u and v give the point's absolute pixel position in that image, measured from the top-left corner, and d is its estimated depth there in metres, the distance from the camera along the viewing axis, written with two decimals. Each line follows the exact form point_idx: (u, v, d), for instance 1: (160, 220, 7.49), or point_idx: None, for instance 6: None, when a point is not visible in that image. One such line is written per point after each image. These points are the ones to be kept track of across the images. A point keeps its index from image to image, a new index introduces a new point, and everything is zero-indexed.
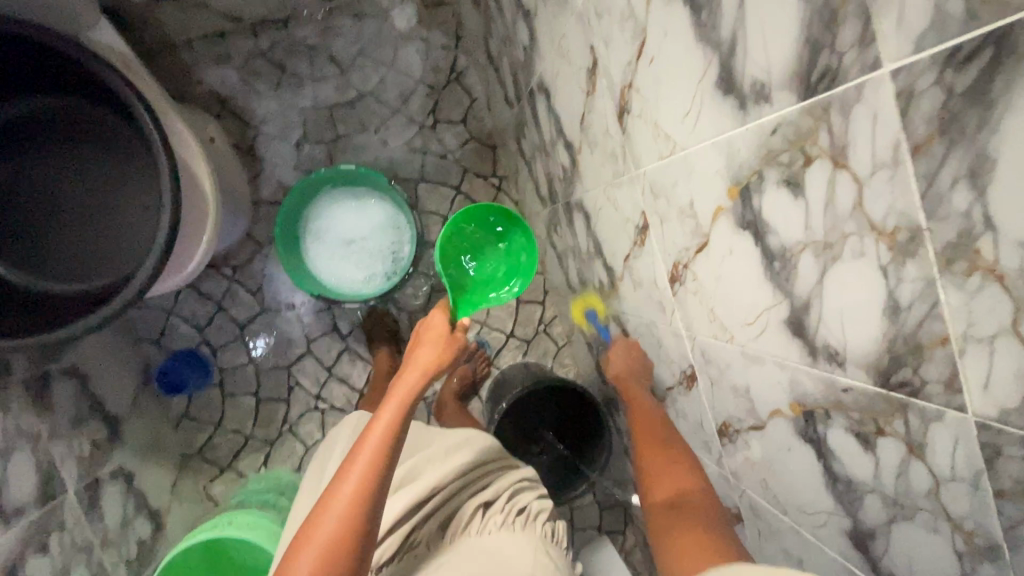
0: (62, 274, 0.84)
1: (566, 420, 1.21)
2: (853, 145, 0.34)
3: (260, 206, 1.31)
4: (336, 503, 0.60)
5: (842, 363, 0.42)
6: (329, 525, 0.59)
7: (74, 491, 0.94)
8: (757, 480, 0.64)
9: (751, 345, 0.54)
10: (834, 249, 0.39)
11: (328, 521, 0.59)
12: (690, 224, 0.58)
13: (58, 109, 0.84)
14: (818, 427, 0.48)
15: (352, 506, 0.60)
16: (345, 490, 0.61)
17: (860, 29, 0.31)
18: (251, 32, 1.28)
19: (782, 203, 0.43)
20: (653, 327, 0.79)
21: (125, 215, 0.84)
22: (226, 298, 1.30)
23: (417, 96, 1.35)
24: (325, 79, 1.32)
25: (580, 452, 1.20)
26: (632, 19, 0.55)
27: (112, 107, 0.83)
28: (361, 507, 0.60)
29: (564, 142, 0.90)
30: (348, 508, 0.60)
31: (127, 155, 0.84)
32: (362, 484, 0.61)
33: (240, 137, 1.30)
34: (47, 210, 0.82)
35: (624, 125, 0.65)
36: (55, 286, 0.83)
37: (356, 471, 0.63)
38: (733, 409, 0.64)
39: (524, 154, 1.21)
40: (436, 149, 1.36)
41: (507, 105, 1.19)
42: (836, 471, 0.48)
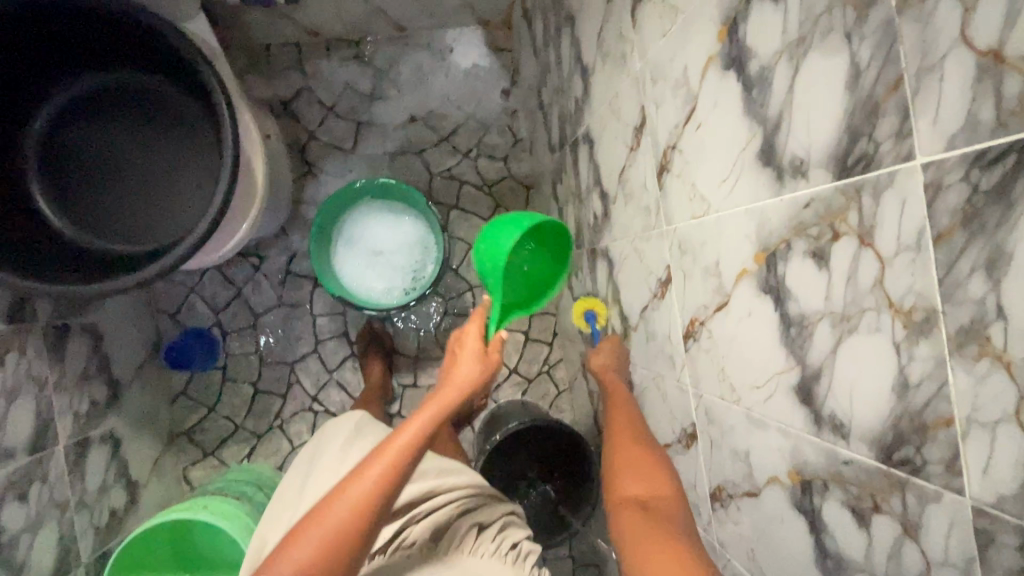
0: (112, 232, 0.89)
1: (556, 465, 1.20)
2: (880, 227, 0.37)
3: (298, 205, 1.36)
4: (331, 514, 0.59)
5: (846, 436, 0.43)
6: (337, 516, 0.58)
7: (63, 445, 0.95)
8: (745, 549, 0.63)
9: (757, 408, 0.56)
10: (851, 322, 0.41)
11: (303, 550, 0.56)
12: (713, 283, 0.60)
13: (134, 82, 0.90)
14: (815, 498, 0.49)
15: (336, 534, 0.57)
16: (329, 517, 0.58)
17: (898, 122, 0.34)
18: (325, 47, 1.38)
19: (805, 273, 0.45)
20: (661, 381, 0.80)
21: (179, 189, 0.89)
22: (247, 286, 1.34)
23: (465, 129, 1.43)
24: (384, 100, 1.40)
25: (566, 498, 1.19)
26: (685, 87, 0.59)
27: (184, 88, 0.89)
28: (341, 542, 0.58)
29: (600, 190, 0.94)
30: (324, 541, 0.57)
31: (191, 135, 0.89)
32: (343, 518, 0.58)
33: (293, 138, 1.37)
34: (112, 174, 0.89)
35: (662, 182, 0.69)
36: (104, 243, 0.89)
37: (344, 502, 0.59)
38: (729, 473, 0.64)
39: (557, 198, 1.26)
40: (474, 179, 1.42)
41: (549, 150, 1.25)
42: (828, 546, 0.48)
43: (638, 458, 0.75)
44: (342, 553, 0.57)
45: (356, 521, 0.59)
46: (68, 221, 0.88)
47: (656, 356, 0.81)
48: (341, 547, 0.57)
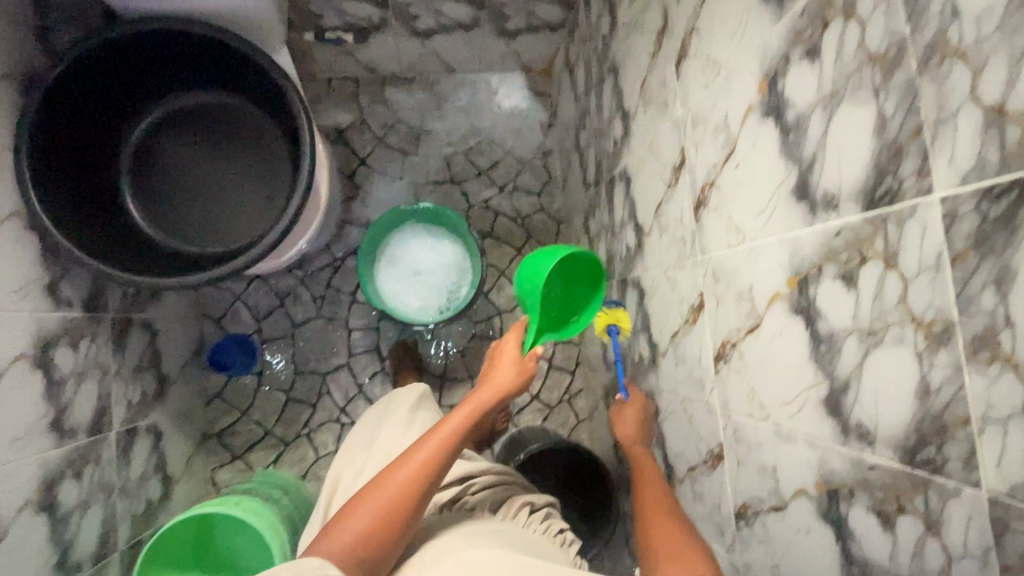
0: (188, 235, 1.00)
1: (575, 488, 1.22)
2: (903, 251, 0.43)
3: (344, 224, 1.45)
4: (396, 478, 0.70)
5: (872, 442, 0.48)
6: (401, 480, 0.69)
7: (115, 432, 1.00)
8: (770, 565, 0.66)
9: (785, 423, 0.60)
10: (877, 336, 0.46)
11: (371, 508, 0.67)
12: (745, 307, 0.66)
13: (224, 105, 1.02)
14: (841, 506, 0.52)
15: (396, 497, 0.68)
16: (393, 480, 0.70)
17: (919, 163, 0.41)
18: (381, 83, 1.50)
19: (834, 294, 0.51)
20: (688, 403, 0.84)
21: (255, 203, 1.01)
22: (290, 297, 1.41)
23: (503, 164, 1.53)
24: (431, 134, 1.51)
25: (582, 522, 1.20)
26: (725, 131, 0.67)
27: (270, 116, 1.01)
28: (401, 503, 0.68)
29: (634, 224, 1.02)
30: (386, 503, 0.67)
31: (271, 157, 1.02)
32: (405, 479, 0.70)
33: (345, 164, 1.47)
34: (201, 185, 1.00)
35: (698, 216, 0.76)
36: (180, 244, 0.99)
37: (403, 470, 0.70)
38: (756, 490, 0.68)
39: (588, 232, 1.33)
40: (509, 210, 1.51)
41: (583, 187, 1.34)
42: (853, 552, 0.52)
43: (672, 533, 0.77)
44: (400, 515, 0.67)
45: (416, 483, 0.70)
46: (151, 222, 0.99)
47: (684, 379, 0.85)
48: (397, 510, 0.67)
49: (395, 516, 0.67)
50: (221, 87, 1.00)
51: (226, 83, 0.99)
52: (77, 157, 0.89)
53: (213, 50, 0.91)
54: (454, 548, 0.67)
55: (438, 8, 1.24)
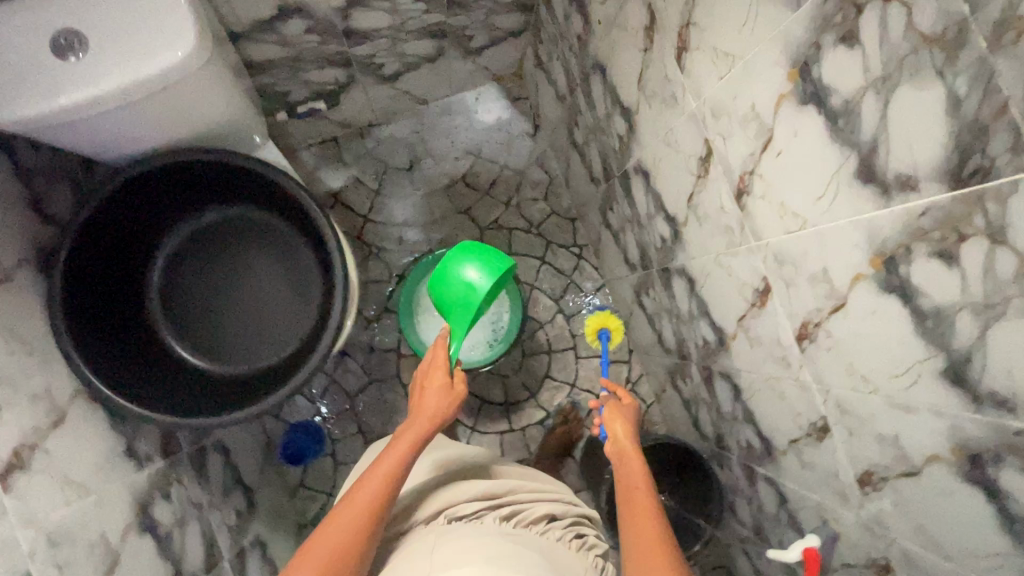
0: (237, 356, 1.01)
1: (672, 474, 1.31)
2: (1011, 226, 0.42)
3: (367, 285, 1.44)
4: (343, 522, 0.70)
5: (1013, 408, 0.47)
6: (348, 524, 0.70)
7: (227, 558, 1.02)
8: (913, 525, 0.67)
9: (900, 395, 0.60)
10: (995, 309, 0.45)
11: (328, 547, 0.68)
12: (823, 288, 0.65)
13: (232, 218, 1.02)
14: (988, 469, 0.53)
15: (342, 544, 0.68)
16: (348, 513, 0.71)
17: (1011, 140, 0.40)
18: (359, 135, 1.48)
19: (932, 271, 0.50)
20: (775, 382, 0.85)
21: (292, 305, 1.03)
22: (338, 371, 1.41)
23: (502, 179, 1.51)
24: (423, 172, 1.49)
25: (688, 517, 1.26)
26: (756, 120, 0.65)
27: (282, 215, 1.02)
28: (351, 548, 0.68)
29: (664, 215, 1.00)
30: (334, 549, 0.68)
31: (295, 254, 1.03)
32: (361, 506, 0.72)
33: (349, 226, 1.46)
34: (229, 302, 1.01)
35: (742, 204, 0.74)
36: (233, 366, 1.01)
37: (355, 502, 0.72)
38: (877, 458, 0.68)
39: (609, 226, 1.32)
40: (521, 223, 1.50)
41: (591, 182, 1.32)
42: (1011, 510, 0.52)
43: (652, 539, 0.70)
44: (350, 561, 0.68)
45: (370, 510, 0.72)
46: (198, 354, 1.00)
47: (764, 359, 0.85)
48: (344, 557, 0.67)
49: (354, 547, 0.68)
50: (225, 202, 1.01)
51: (229, 197, 0.99)
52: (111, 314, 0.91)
53: (213, 172, 0.92)
54: (445, 555, 0.63)
55: (401, 51, 1.20)
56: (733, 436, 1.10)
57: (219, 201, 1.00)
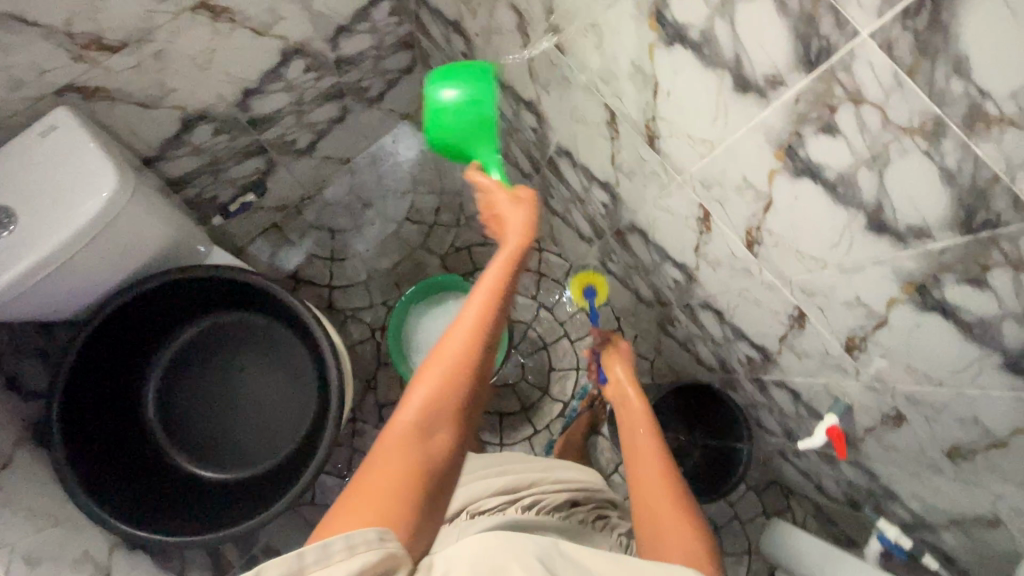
0: (249, 458, 1.00)
1: (699, 417, 1.34)
2: (864, 86, 0.49)
3: (354, 347, 1.46)
4: (427, 380, 0.55)
5: (930, 233, 0.54)
6: (430, 383, 0.55)
7: None
8: (903, 368, 0.73)
9: (845, 260, 0.66)
10: (882, 158, 0.52)
11: (438, 369, 0.56)
12: (750, 194, 0.72)
13: (208, 328, 1.04)
14: (935, 293, 0.59)
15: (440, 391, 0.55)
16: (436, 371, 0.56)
17: (835, 18, 0.47)
18: (297, 213, 1.51)
19: (824, 145, 0.57)
20: (746, 292, 0.91)
21: (288, 390, 1.02)
22: (355, 438, 1.42)
23: (443, 205, 1.56)
24: (369, 224, 1.53)
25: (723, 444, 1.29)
26: (639, 73, 0.72)
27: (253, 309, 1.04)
28: (452, 388, 0.55)
29: (598, 183, 1.07)
30: (439, 391, 0.55)
31: (276, 340, 1.04)
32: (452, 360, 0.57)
33: (318, 299, 1.48)
34: (228, 407, 1.02)
35: (657, 148, 0.81)
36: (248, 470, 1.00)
37: (463, 325, 0.58)
38: (852, 322, 0.75)
39: (555, 212, 1.38)
40: (476, 239, 1.55)
41: (524, 179, 1.39)
42: (967, 320, 0.58)
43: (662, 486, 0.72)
44: (451, 409, 0.54)
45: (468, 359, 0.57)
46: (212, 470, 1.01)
47: (730, 276, 0.92)
48: (453, 396, 0.55)
49: (452, 393, 0.55)
50: (196, 316, 1.03)
51: (198, 309, 1.02)
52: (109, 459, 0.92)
53: (173, 291, 0.95)
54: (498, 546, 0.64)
55: (308, 122, 1.25)
56: (733, 357, 1.16)
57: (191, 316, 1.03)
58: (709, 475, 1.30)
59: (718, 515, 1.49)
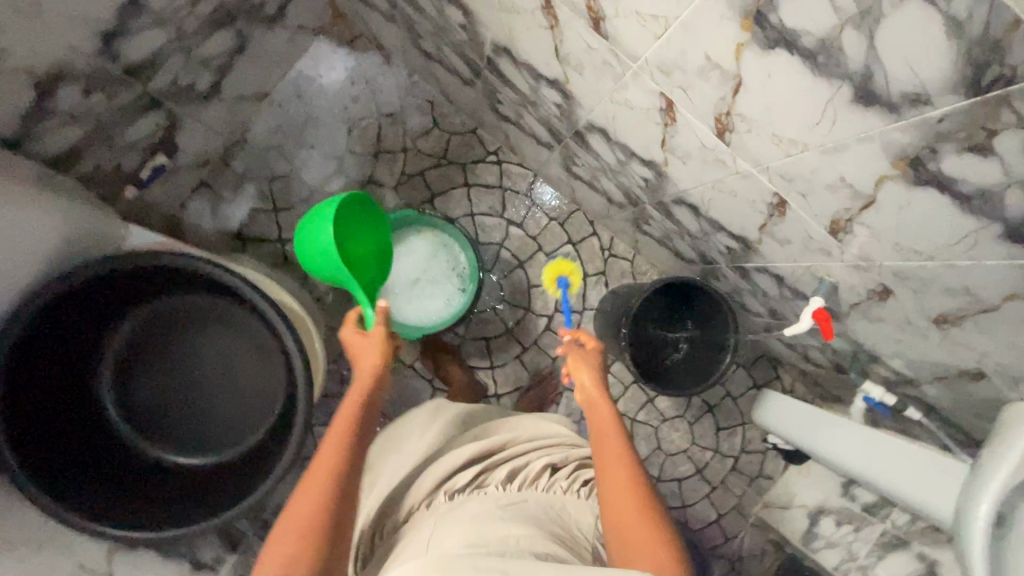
0: (228, 441, 0.97)
1: (683, 310, 1.30)
2: None
3: (323, 300, 1.39)
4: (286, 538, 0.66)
5: (928, 99, 0.46)
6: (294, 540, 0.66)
7: None
8: (891, 246, 0.68)
9: (828, 139, 0.58)
10: (874, 11, 0.43)
11: (288, 534, 0.66)
12: (716, 75, 0.62)
13: (154, 316, 0.95)
14: (930, 165, 0.52)
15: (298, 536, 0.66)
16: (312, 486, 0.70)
17: None
18: (224, 165, 1.35)
19: (803, 3, 0.46)
20: (720, 183, 0.83)
21: (255, 373, 0.97)
22: (346, 388, 1.40)
23: (385, 129, 1.40)
24: (306, 165, 1.38)
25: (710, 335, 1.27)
26: None
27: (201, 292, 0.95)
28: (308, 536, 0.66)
29: (546, 81, 0.94)
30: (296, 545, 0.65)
31: (233, 323, 0.96)
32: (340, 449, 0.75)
33: (271, 256, 1.37)
34: (195, 395, 0.96)
35: (604, 33, 0.68)
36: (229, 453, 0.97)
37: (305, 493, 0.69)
38: (836, 204, 0.68)
39: (507, 119, 1.24)
40: (427, 161, 1.41)
41: (466, 86, 1.23)
42: (965, 192, 0.52)
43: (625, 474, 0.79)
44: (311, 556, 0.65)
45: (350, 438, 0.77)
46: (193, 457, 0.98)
47: (702, 169, 0.83)
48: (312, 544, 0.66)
49: (309, 543, 0.66)
50: (138, 304, 0.94)
51: (138, 298, 0.93)
52: (81, 470, 0.88)
53: (102, 286, 0.85)
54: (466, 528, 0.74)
55: (201, 59, 1.06)
56: (713, 249, 1.11)
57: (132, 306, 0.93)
58: (699, 365, 1.30)
59: (711, 396, 1.54)
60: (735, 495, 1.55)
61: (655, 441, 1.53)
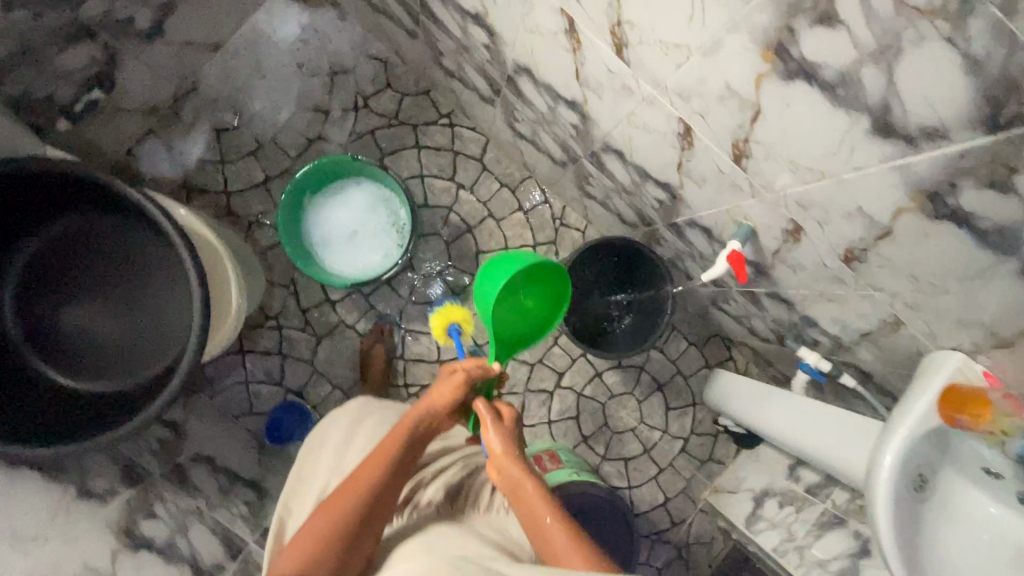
0: (115, 373, 0.94)
1: (620, 273, 1.27)
2: None
3: (266, 254, 1.37)
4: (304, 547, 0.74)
5: None
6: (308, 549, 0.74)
7: (254, 540, 1.06)
8: (786, 166, 0.66)
9: (703, 37, 0.57)
10: None
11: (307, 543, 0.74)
12: None
13: (76, 231, 0.95)
14: (793, 50, 0.50)
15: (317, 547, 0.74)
16: (349, 492, 0.78)
17: None
18: (174, 115, 1.35)
19: None
20: (633, 117, 0.81)
21: (156, 310, 0.94)
22: (285, 345, 1.38)
23: (337, 87, 1.40)
24: (256, 118, 1.38)
25: (648, 299, 1.25)
26: None
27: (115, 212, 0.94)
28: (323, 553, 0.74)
29: (471, 18, 0.93)
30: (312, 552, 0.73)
31: (145, 255, 0.94)
32: (382, 451, 0.84)
33: (216, 208, 1.36)
34: (99, 319, 0.94)
35: None
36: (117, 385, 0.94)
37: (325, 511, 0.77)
38: (731, 122, 0.66)
39: (451, 75, 1.23)
40: (378, 121, 1.41)
41: (413, 39, 1.23)
42: (829, 79, 0.50)
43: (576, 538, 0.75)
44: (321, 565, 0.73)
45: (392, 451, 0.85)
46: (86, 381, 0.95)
47: (615, 102, 0.82)
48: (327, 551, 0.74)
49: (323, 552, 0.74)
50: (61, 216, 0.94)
51: (64, 208, 0.93)
52: None
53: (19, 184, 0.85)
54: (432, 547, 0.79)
55: None
56: (648, 206, 1.09)
57: (56, 215, 0.94)
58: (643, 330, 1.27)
59: (661, 374, 1.50)
60: (683, 477, 1.50)
61: (603, 417, 1.49)
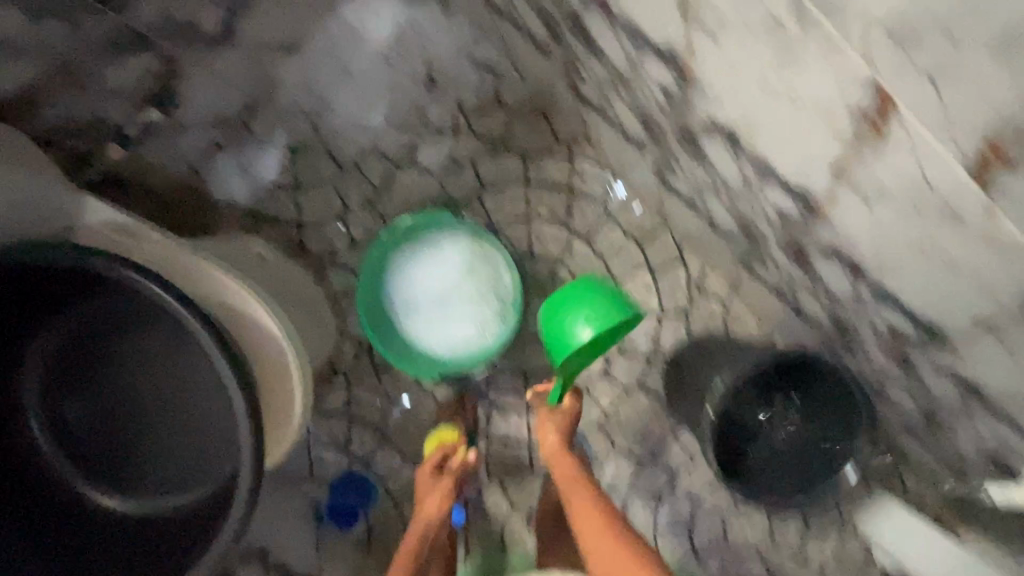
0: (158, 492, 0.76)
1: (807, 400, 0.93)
2: None
3: (338, 301, 1.16)
4: None
5: None
6: None
7: None
8: None
9: None
10: None
11: None
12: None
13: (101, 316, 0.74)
14: None
15: None
16: None
17: None
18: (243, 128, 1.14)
19: None
20: (932, 245, 0.50)
21: (198, 425, 0.74)
22: (353, 408, 1.17)
23: (435, 101, 1.13)
24: (337, 136, 1.14)
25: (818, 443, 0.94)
26: None
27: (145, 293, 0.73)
28: None
29: (655, 51, 0.63)
30: None
31: (183, 356, 0.72)
32: None
33: (285, 241, 1.14)
34: (131, 428, 0.74)
35: None
36: (148, 508, 0.76)
37: None
38: None
39: (587, 102, 0.94)
40: (482, 146, 1.14)
41: (542, 53, 0.94)
42: None
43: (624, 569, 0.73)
44: None
45: None
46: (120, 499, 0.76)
47: (902, 217, 0.50)
48: None
49: None
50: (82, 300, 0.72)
51: (84, 289, 0.72)
52: None
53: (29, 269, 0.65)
54: None
55: None
56: (861, 320, 0.77)
57: (77, 295, 0.73)
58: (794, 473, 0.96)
59: None
60: None
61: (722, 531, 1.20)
